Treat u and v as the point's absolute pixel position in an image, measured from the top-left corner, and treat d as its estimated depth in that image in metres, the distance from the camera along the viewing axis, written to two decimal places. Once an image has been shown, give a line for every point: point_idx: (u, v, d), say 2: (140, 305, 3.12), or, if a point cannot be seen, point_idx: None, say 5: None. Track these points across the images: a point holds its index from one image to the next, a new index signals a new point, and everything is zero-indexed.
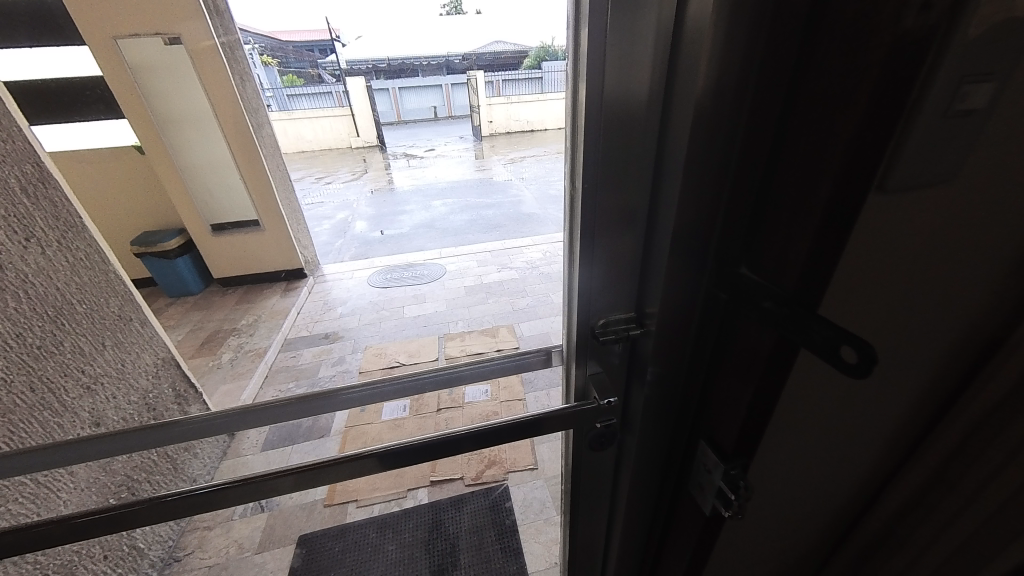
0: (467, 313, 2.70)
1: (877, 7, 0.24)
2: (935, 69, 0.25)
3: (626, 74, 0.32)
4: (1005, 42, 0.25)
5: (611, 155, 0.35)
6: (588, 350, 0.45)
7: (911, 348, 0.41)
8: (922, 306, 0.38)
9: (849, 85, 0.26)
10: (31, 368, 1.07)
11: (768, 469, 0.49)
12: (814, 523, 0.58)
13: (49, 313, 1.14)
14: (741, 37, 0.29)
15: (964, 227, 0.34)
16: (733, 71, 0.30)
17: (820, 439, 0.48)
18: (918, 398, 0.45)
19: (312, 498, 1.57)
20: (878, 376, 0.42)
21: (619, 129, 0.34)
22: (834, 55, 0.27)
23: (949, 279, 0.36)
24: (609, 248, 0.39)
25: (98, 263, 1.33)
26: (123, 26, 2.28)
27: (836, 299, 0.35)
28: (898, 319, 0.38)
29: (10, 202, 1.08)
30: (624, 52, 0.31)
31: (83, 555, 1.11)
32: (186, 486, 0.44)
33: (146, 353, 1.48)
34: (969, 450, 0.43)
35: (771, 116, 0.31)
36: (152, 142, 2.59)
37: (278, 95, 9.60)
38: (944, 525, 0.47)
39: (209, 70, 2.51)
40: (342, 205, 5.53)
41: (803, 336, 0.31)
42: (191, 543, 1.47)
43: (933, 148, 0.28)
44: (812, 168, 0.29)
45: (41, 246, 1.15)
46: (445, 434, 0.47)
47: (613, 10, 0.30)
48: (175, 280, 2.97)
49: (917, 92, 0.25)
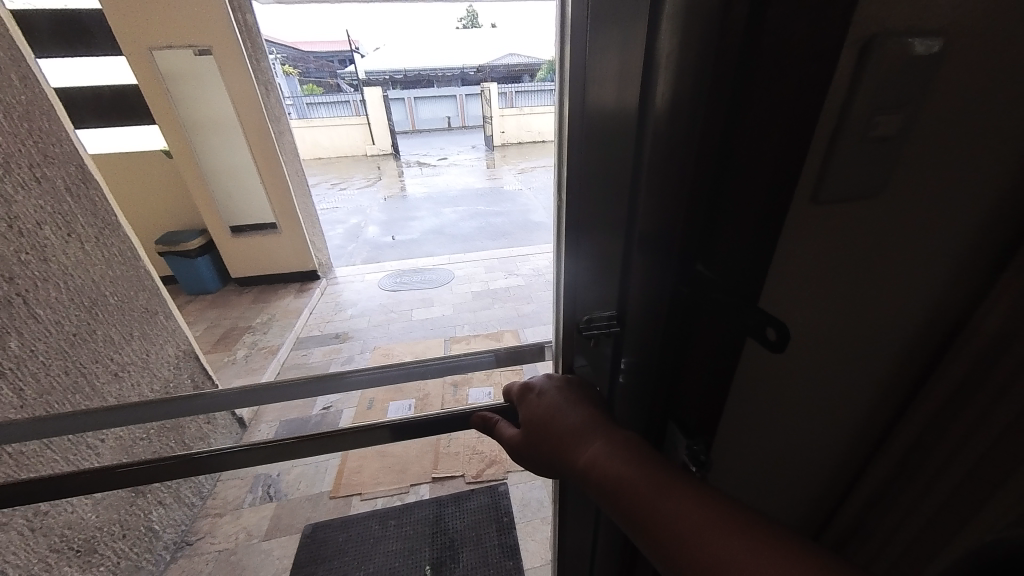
0: (473, 317, 2.77)
1: (803, 38, 0.29)
2: (849, 105, 0.31)
3: (609, 88, 0.36)
4: (909, 78, 0.30)
5: (596, 160, 0.40)
6: (574, 343, 0.49)
7: (870, 346, 0.47)
8: (882, 298, 0.43)
9: (782, 103, 0.31)
10: (67, 353, 1.15)
11: (735, 456, 0.53)
12: (790, 517, 0.63)
13: (85, 304, 1.23)
14: (692, 51, 0.32)
15: (937, 224, 0.39)
16: (686, 87, 0.33)
17: (785, 428, 0.52)
18: (881, 394, 0.51)
19: (317, 490, 1.63)
20: (830, 369, 0.48)
21: (604, 141, 0.39)
22: (768, 83, 0.31)
23: (897, 288, 0.43)
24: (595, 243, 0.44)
25: (130, 259, 1.42)
26: (159, 38, 2.43)
27: (774, 293, 0.40)
28: (847, 318, 0.44)
29: (56, 201, 1.18)
30: (612, 69, 0.35)
31: (103, 533, 1.19)
32: (218, 446, 0.51)
33: (169, 345, 1.56)
34: (926, 442, 0.51)
35: (718, 128, 0.33)
36: (180, 147, 2.73)
37: (298, 104, 9.94)
38: (910, 511, 0.55)
39: (236, 80, 2.63)
40: (356, 211, 5.68)
41: (740, 321, 0.37)
42: (202, 528, 1.52)
43: (859, 169, 0.34)
44: (750, 174, 0.34)
45: (81, 242, 1.25)
46: (448, 412, 0.53)
47: (591, 35, 0.35)
48: (194, 278, 3.10)
49: (835, 117, 0.31)
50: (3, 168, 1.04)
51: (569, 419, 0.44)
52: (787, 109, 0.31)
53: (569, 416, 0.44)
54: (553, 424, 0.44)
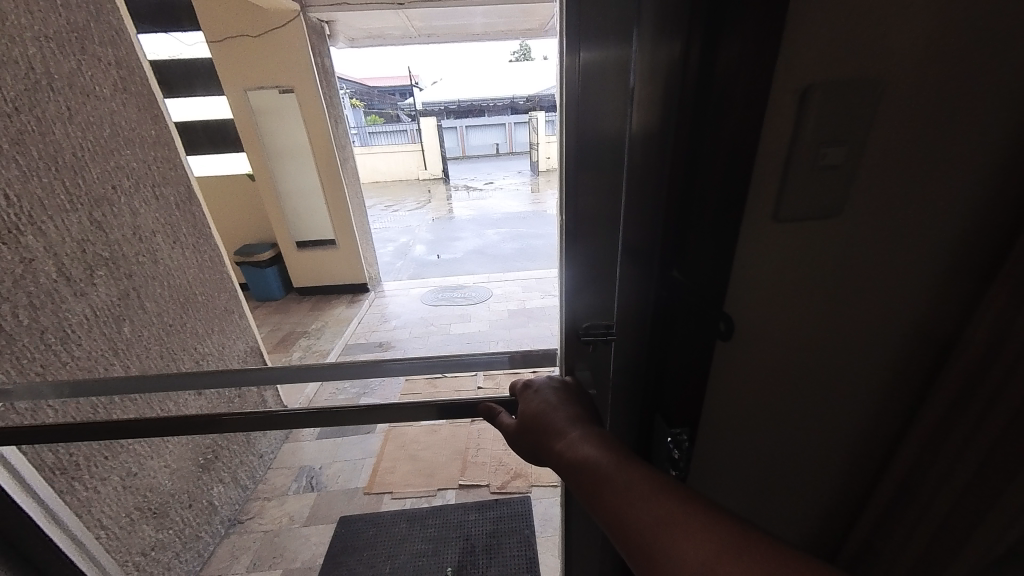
0: (508, 334, 2.86)
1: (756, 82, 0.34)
2: (798, 136, 0.37)
3: (600, 121, 0.44)
4: (850, 112, 0.37)
5: (592, 177, 0.48)
6: (574, 348, 0.53)
7: (859, 355, 0.49)
8: (863, 308, 0.46)
9: (743, 135, 0.36)
10: (163, 339, 1.37)
11: (731, 458, 0.56)
12: (798, 532, 0.64)
13: (180, 300, 1.46)
14: (660, 90, 0.38)
15: (910, 242, 0.43)
16: (657, 121, 0.40)
17: (778, 435, 0.54)
18: (879, 405, 0.53)
19: (353, 485, 1.75)
20: (818, 375, 0.51)
21: (596, 162, 0.47)
22: (732, 118, 0.35)
23: (879, 299, 0.46)
24: (591, 249, 0.51)
25: (217, 264, 1.67)
26: (253, 80, 2.85)
27: (745, 299, 0.45)
28: (831, 327, 0.48)
29: (167, 213, 1.44)
30: (603, 105, 0.43)
31: (174, 499, 1.36)
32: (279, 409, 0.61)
33: (240, 341, 1.78)
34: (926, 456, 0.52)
35: (688, 154, 0.39)
36: (262, 171, 3.13)
37: (361, 134, 10.88)
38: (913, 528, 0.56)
39: (311, 114, 3.00)
40: (406, 230, 6.06)
41: (701, 318, 0.44)
42: (252, 509, 1.67)
43: (814, 192, 0.40)
44: (720, 195, 0.39)
45: (182, 248, 1.50)
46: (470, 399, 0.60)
47: (584, 83, 0.43)
48: (263, 286, 3.46)
49: (788, 144, 0.37)
50: (134, 186, 1.31)
51: (556, 415, 0.49)
52: (750, 138, 0.36)
53: (556, 413, 0.49)
54: (542, 420, 0.49)
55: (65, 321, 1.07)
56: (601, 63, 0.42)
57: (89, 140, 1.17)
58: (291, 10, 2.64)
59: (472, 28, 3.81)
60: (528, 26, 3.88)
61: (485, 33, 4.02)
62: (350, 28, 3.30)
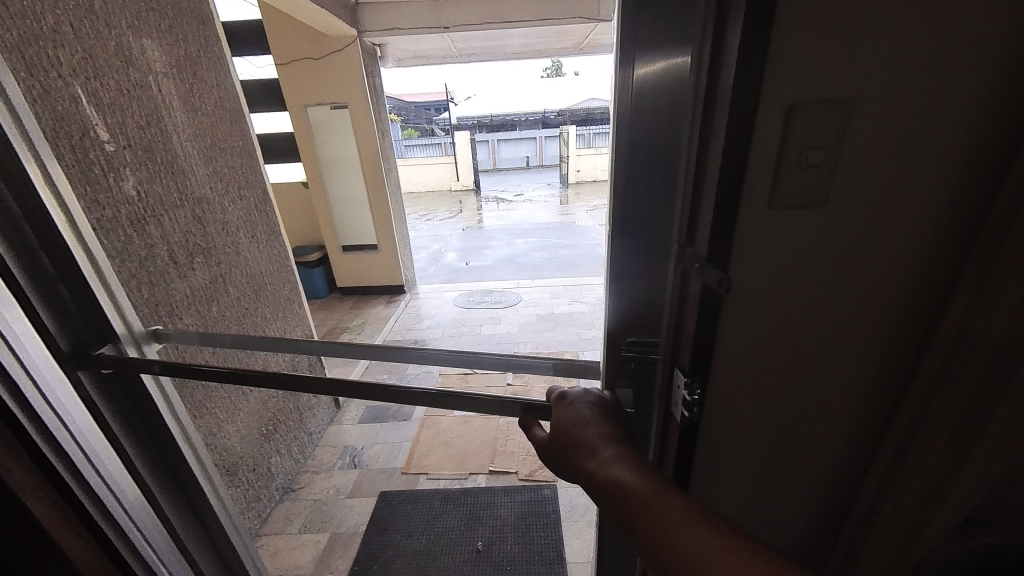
0: (537, 337, 2.97)
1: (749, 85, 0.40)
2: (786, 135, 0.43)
3: (648, 122, 0.51)
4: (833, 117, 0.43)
5: (640, 173, 0.54)
6: (616, 362, 0.63)
7: (854, 333, 0.55)
8: (855, 289, 0.52)
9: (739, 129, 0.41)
10: (239, 321, 1.58)
11: (739, 429, 0.61)
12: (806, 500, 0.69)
13: (254, 288, 1.67)
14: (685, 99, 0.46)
15: (894, 230, 0.49)
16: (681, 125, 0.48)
17: (782, 404, 0.60)
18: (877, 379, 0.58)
19: (392, 466, 1.89)
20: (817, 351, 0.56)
21: (647, 157, 0.53)
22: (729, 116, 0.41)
23: (869, 281, 0.51)
24: (635, 246, 0.58)
25: (283, 259, 1.89)
26: (313, 98, 3.16)
27: (747, 279, 0.51)
28: (828, 306, 0.53)
29: (248, 212, 1.66)
30: (653, 106, 0.50)
31: (242, 462, 1.54)
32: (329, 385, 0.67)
33: (298, 329, 1.99)
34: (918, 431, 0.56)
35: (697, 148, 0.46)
36: (315, 178, 3.43)
37: (398, 147, 11.43)
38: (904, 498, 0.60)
39: (362, 128, 3.26)
40: (438, 238, 6.33)
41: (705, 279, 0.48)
42: (303, 480, 1.84)
43: (805, 185, 0.46)
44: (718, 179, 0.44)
45: (258, 242, 1.71)
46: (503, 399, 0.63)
47: (635, 90, 0.50)
48: (310, 285, 3.75)
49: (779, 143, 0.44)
50: (224, 188, 1.54)
51: (589, 432, 0.54)
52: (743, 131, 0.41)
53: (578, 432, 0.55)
54: (575, 433, 0.55)
55: (171, 299, 1.28)
56: (656, 77, 0.49)
57: (195, 149, 1.41)
58: (349, 35, 2.92)
59: (509, 49, 4.04)
60: (563, 45, 4.07)
61: (523, 52, 4.24)
62: (399, 50, 3.59)
